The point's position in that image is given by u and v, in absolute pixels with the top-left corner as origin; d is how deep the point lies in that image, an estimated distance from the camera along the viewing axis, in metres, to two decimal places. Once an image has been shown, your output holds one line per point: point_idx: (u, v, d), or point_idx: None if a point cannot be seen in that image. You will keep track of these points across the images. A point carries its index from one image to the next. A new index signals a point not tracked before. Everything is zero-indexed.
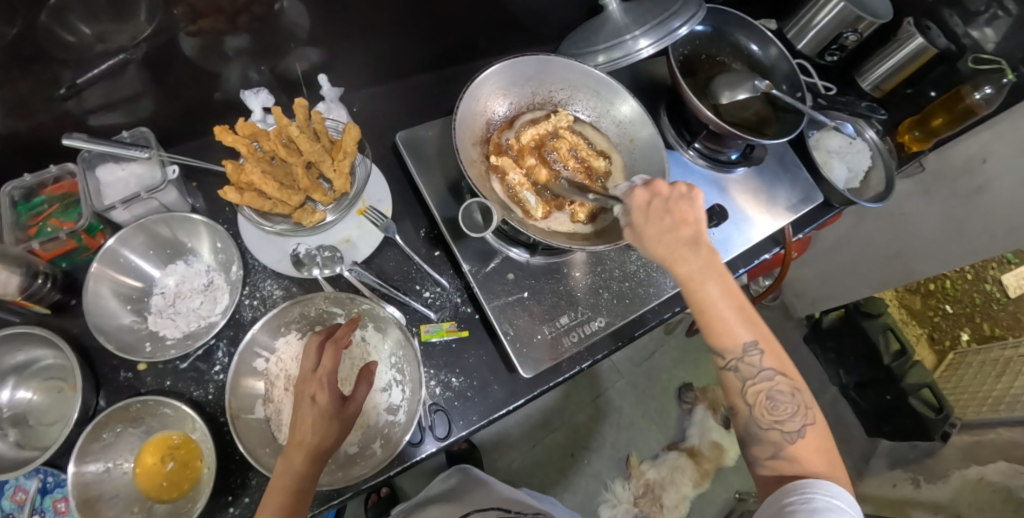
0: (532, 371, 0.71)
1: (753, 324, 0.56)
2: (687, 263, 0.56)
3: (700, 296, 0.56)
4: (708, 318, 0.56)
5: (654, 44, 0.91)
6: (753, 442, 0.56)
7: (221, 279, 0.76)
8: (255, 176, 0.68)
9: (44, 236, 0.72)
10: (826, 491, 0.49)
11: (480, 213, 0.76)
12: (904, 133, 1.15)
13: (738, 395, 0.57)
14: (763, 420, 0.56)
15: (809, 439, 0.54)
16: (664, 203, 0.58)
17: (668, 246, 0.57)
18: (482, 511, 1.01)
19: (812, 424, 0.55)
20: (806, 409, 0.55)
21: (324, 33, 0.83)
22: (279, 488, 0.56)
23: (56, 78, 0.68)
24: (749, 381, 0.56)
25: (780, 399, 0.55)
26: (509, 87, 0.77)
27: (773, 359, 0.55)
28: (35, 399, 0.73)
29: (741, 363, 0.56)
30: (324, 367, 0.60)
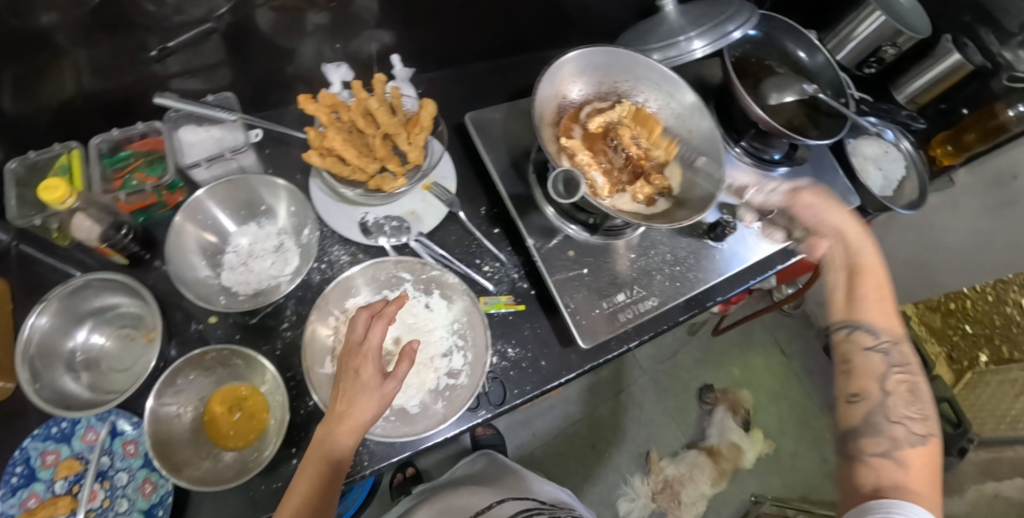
0: (591, 342, 0.74)
1: (891, 318, 0.67)
2: (864, 251, 0.71)
3: (861, 274, 0.70)
4: (853, 292, 0.69)
5: (708, 46, 0.94)
6: (868, 433, 0.61)
7: (291, 242, 0.79)
8: (338, 142, 0.71)
9: (129, 189, 0.75)
10: (911, 513, 0.52)
11: (561, 183, 0.73)
12: (938, 147, 1.20)
13: (869, 381, 0.64)
14: (892, 413, 0.61)
15: (924, 450, 0.59)
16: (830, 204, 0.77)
17: (861, 238, 0.72)
18: (517, 499, 1.00)
19: (931, 439, 0.60)
20: (930, 423, 0.61)
21: (398, 16, 0.87)
22: (316, 456, 0.57)
23: (148, 41, 0.72)
24: (885, 367, 0.64)
25: (916, 397, 0.62)
26: (580, 74, 0.80)
27: (907, 347, 0.65)
28: (107, 345, 0.76)
29: (889, 346, 0.65)
30: (370, 342, 0.60)
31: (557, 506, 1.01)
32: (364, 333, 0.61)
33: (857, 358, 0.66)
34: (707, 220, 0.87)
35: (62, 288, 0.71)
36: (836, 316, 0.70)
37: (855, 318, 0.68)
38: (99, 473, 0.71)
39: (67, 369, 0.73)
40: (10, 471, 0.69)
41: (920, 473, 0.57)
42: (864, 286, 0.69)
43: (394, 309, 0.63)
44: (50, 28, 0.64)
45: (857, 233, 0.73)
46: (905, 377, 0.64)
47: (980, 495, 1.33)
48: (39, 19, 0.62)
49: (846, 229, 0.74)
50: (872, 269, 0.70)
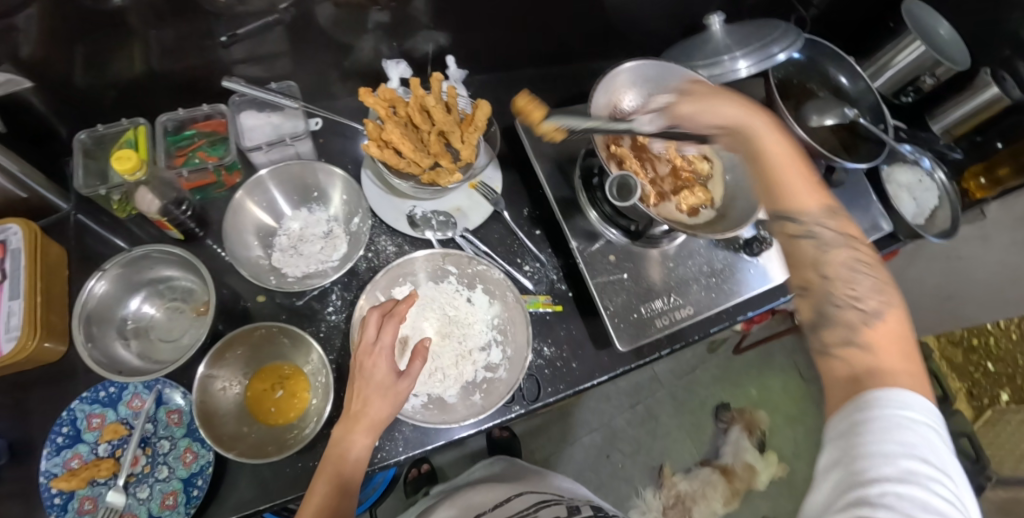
0: (628, 345, 0.76)
1: (816, 192, 0.56)
2: (770, 130, 0.59)
3: (765, 156, 0.58)
4: (784, 176, 0.57)
5: (753, 66, 0.96)
6: (826, 325, 0.52)
7: (340, 229, 0.82)
8: (395, 135, 0.74)
9: (191, 166, 0.78)
10: (894, 403, 0.44)
11: (614, 186, 0.75)
12: (970, 180, 1.18)
13: (809, 269, 0.55)
14: (839, 297, 0.52)
15: (886, 325, 0.50)
16: (700, 92, 0.65)
17: (719, 113, 0.62)
18: (536, 491, 1.02)
19: (894, 307, 0.51)
20: (886, 289, 0.52)
21: (455, 18, 0.90)
22: (331, 456, 0.59)
23: (219, 27, 0.75)
24: (823, 250, 0.54)
25: (859, 274, 0.53)
26: (632, 85, 0.82)
27: (848, 227, 0.55)
28: (157, 315, 0.79)
29: (817, 226, 0.55)
30: (384, 342, 0.63)
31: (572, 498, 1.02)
32: (377, 333, 0.64)
33: (788, 247, 0.56)
34: (743, 234, 0.87)
35: (118, 259, 0.73)
36: (771, 205, 0.57)
37: (789, 208, 0.56)
38: (143, 439, 0.73)
39: (118, 335, 0.75)
40: (56, 431, 0.72)
41: (889, 348, 0.48)
42: (782, 164, 0.58)
43: (405, 308, 0.66)
44: (123, 9, 0.67)
45: (708, 107, 0.62)
46: (841, 257, 0.54)
47: None
48: (112, 1, 0.65)
49: (686, 113, 0.64)
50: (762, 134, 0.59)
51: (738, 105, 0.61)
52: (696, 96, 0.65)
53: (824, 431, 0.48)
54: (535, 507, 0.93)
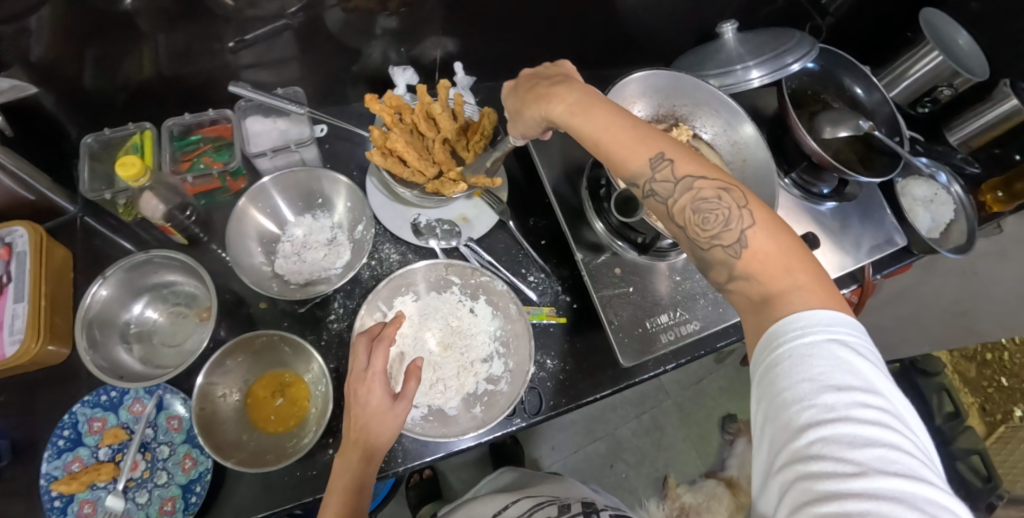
0: (632, 360, 0.74)
1: (652, 139, 0.53)
2: (561, 100, 0.56)
3: (579, 131, 0.55)
4: (605, 149, 0.55)
5: (766, 76, 0.95)
6: (708, 268, 0.52)
7: (344, 236, 0.81)
8: (399, 143, 0.73)
9: (195, 172, 0.77)
10: (797, 333, 0.44)
11: (621, 202, 0.75)
12: (988, 192, 1.15)
13: (670, 221, 0.54)
14: (701, 240, 0.51)
15: (755, 248, 0.48)
16: (527, 82, 0.61)
17: (535, 93, 0.59)
18: (530, 496, 1.02)
19: (757, 222, 0.49)
20: (739, 205, 0.50)
21: (463, 24, 0.89)
22: (338, 485, 0.59)
23: (226, 32, 0.75)
24: (669, 201, 0.52)
25: (706, 208, 0.51)
26: (641, 96, 0.83)
27: (686, 167, 0.52)
28: (159, 320, 0.79)
29: (654, 179, 0.53)
30: (376, 366, 0.61)
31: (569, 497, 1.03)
32: (369, 359, 0.63)
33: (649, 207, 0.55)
34: None
35: (122, 264, 0.73)
36: (619, 177, 0.56)
37: (631, 173, 0.55)
38: (143, 444, 0.73)
39: (121, 340, 0.75)
40: (58, 434, 0.72)
41: (770, 271, 0.47)
42: (604, 135, 0.54)
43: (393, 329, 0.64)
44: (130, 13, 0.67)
45: (529, 97, 0.59)
46: (691, 197, 0.52)
47: None
48: (120, 4, 0.65)
49: (516, 103, 0.61)
50: (586, 112, 0.55)
51: (542, 88, 0.58)
52: (524, 82, 0.61)
53: (751, 385, 0.47)
54: (531, 509, 0.94)
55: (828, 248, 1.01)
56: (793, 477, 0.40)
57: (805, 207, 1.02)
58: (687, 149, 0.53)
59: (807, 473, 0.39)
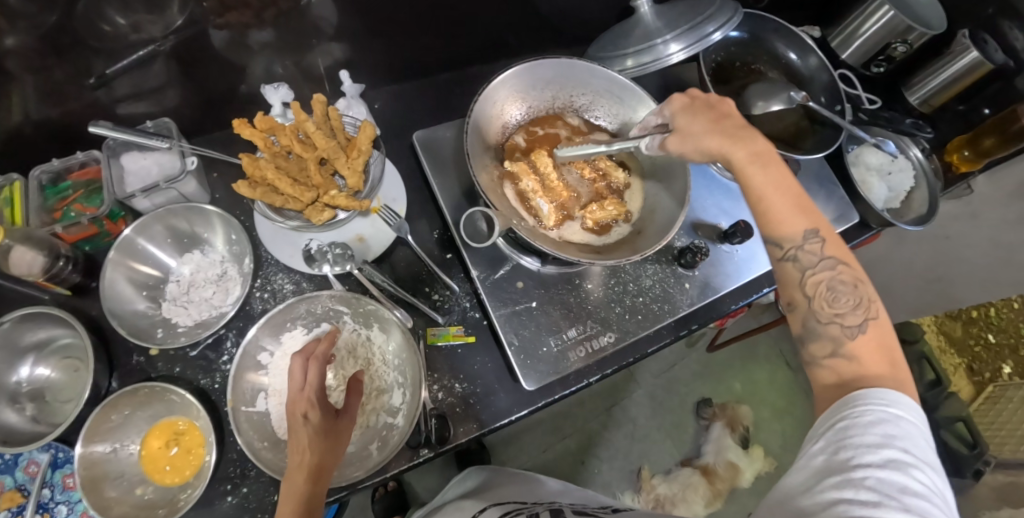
0: (535, 383, 0.72)
1: (809, 214, 0.56)
2: (743, 146, 0.57)
3: (755, 185, 0.56)
4: (765, 203, 0.56)
5: (686, 50, 0.83)
6: (811, 339, 0.54)
7: (234, 270, 0.78)
8: (269, 171, 0.69)
9: (67, 221, 0.73)
10: (881, 400, 0.46)
11: (484, 222, 0.77)
12: (953, 152, 1.01)
13: (797, 287, 0.56)
14: (822, 313, 0.54)
15: (869, 337, 0.51)
16: (703, 102, 0.61)
17: (717, 135, 0.58)
18: (499, 505, 0.86)
19: (876, 319, 0.52)
20: (868, 304, 0.53)
21: (350, 29, 0.82)
22: (284, 513, 0.54)
23: (88, 67, 0.68)
24: (810, 271, 0.55)
25: (840, 290, 0.54)
26: (528, 92, 0.77)
27: (836, 247, 0.54)
28: (52, 376, 0.75)
29: (799, 251, 0.55)
30: (310, 385, 0.60)
31: (540, 502, 0.87)
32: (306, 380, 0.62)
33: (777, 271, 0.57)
34: (678, 243, 0.82)
35: (17, 315, 0.70)
36: (766, 232, 0.57)
37: (779, 234, 0.56)
38: (40, 505, 0.71)
39: (10, 401, 0.71)
40: None
41: (873, 357, 0.50)
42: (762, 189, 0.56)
43: (327, 349, 0.64)
44: None
45: (699, 131, 0.59)
46: (829, 274, 0.55)
47: None
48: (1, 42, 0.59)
49: (689, 127, 0.60)
50: (754, 169, 0.56)
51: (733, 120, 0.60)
52: (703, 104, 0.62)
53: (810, 430, 0.50)
54: None
55: None
56: (836, 504, 0.42)
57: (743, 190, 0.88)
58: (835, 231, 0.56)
59: (850, 500, 0.41)
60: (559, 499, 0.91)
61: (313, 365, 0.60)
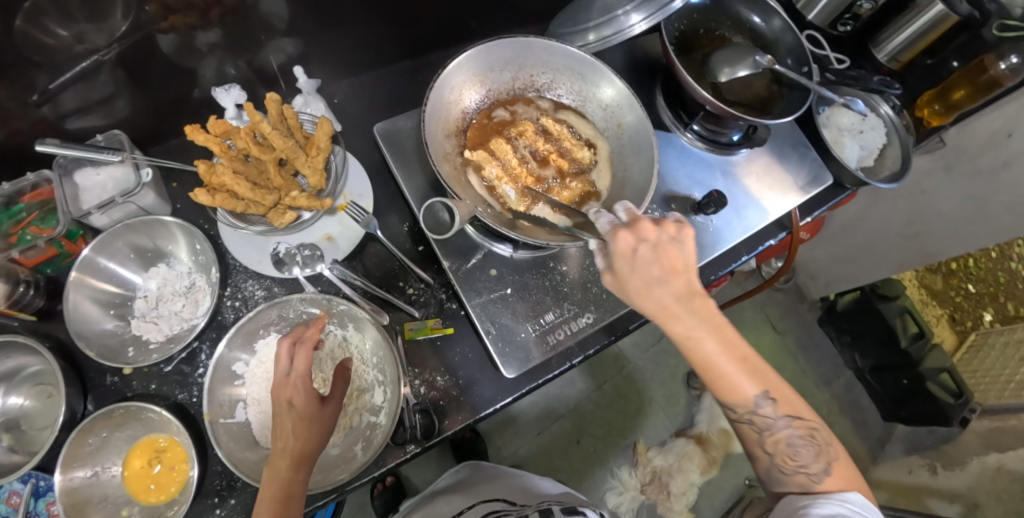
0: (515, 371, 0.71)
1: (758, 374, 0.56)
2: (681, 320, 0.54)
3: (700, 354, 0.55)
4: (713, 373, 0.55)
5: (647, 20, 0.81)
6: (778, 486, 0.57)
7: (202, 280, 0.77)
8: (226, 177, 0.67)
9: (24, 244, 0.70)
10: (841, 498, 0.52)
11: (445, 211, 0.76)
12: (923, 107, 1.01)
13: (757, 445, 0.57)
14: (785, 465, 0.56)
15: (835, 478, 0.54)
16: (653, 248, 0.55)
17: (658, 301, 0.54)
18: (485, 504, 0.88)
19: (837, 462, 0.55)
20: (827, 449, 0.55)
21: (301, 23, 0.79)
22: (265, 495, 0.55)
23: (30, 84, 0.65)
24: (767, 431, 0.56)
25: (799, 444, 0.56)
26: (485, 74, 0.75)
27: (787, 406, 0.56)
28: (26, 404, 0.73)
29: (754, 414, 0.56)
30: (299, 369, 0.60)
31: (530, 504, 0.87)
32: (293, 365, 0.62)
33: (734, 427, 0.58)
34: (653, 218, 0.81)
35: None
36: (718, 395, 0.56)
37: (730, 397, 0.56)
38: None
39: None
40: None
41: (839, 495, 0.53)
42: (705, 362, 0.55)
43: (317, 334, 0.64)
44: None
45: (641, 294, 0.55)
46: (786, 430, 0.56)
47: (983, 468, 1.22)
48: None
49: (629, 282, 0.55)
50: (699, 343, 0.54)
51: (677, 278, 0.55)
52: (647, 253, 0.55)
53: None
54: None
55: (774, 183, 0.94)
56: None
57: (716, 160, 0.93)
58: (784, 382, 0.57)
59: None
60: (553, 499, 0.90)
61: (301, 350, 0.60)
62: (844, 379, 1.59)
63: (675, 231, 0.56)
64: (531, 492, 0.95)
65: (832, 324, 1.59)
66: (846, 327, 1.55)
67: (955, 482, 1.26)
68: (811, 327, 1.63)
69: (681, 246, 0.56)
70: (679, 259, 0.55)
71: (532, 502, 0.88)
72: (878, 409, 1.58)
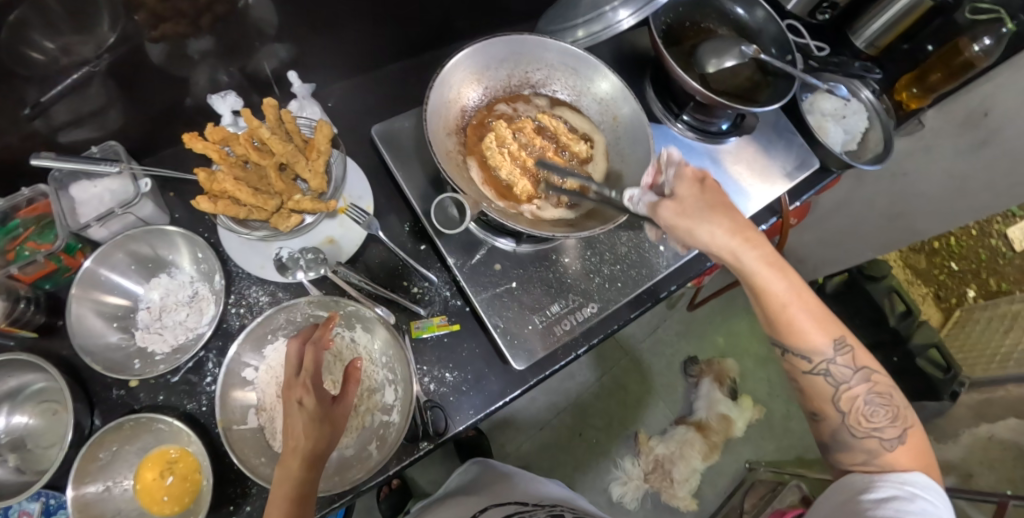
0: (524, 363, 0.72)
1: (830, 326, 0.60)
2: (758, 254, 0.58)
3: (770, 292, 0.58)
4: (787, 316, 0.59)
5: (635, 14, 0.83)
6: (843, 448, 0.62)
7: (205, 289, 0.76)
8: (227, 184, 0.67)
9: (22, 260, 0.69)
10: (898, 479, 0.56)
11: (454, 207, 0.75)
12: (902, 91, 1.05)
13: (832, 403, 0.61)
14: (858, 429, 0.60)
15: (905, 448, 0.59)
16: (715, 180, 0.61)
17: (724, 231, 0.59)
18: (500, 506, 0.89)
19: (911, 430, 0.60)
20: (901, 417, 0.60)
21: (293, 28, 0.79)
22: (279, 496, 0.55)
23: (21, 98, 0.64)
24: (842, 385, 0.60)
25: (876, 404, 0.60)
26: (482, 71, 0.76)
27: (865, 360, 0.60)
28: (31, 422, 0.72)
29: (829, 365, 0.60)
30: (307, 369, 0.61)
31: (542, 506, 0.90)
32: (301, 366, 0.62)
33: (805, 383, 0.62)
34: None
35: None
36: (790, 344, 0.60)
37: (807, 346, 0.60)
38: None
39: None
40: None
41: (906, 465, 0.58)
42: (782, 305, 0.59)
43: (324, 335, 0.64)
44: None
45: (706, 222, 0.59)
46: (863, 388, 0.60)
47: (975, 439, 1.27)
48: None
49: (690, 206, 0.59)
50: (770, 282, 0.58)
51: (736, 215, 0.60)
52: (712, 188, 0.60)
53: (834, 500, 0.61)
54: None
55: (762, 169, 0.96)
56: None
57: (706, 149, 0.95)
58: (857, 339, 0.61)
59: None
60: (564, 504, 0.93)
61: (309, 348, 0.61)
62: None
63: None
64: (542, 493, 0.97)
65: (821, 305, 1.62)
66: (836, 308, 1.56)
67: (950, 454, 1.32)
68: None
69: None
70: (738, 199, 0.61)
71: (544, 505, 0.90)
72: None
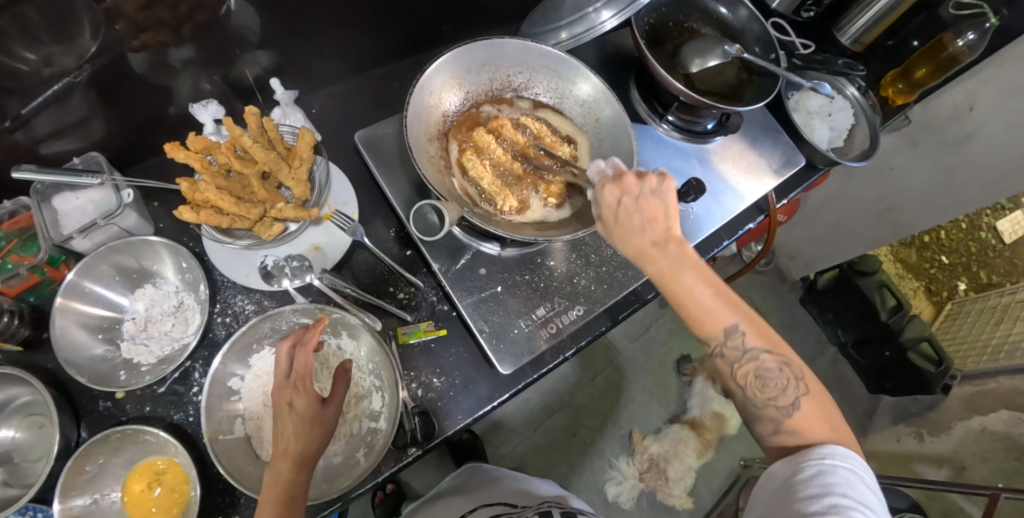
0: (511, 367, 0.72)
1: (734, 307, 0.56)
2: (657, 259, 0.56)
3: (675, 291, 0.56)
4: (689, 307, 0.56)
5: (617, 15, 0.83)
6: (754, 420, 0.57)
7: (190, 298, 0.76)
8: (210, 193, 0.67)
9: (5, 273, 0.69)
10: (820, 453, 0.51)
11: (434, 213, 0.76)
12: (887, 87, 1.03)
13: (730, 378, 0.57)
14: (757, 400, 0.56)
15: (807, 410, 0.54)
16: (634, 199, 0.56)
17: (637, 245, 0.56)
18: (487, 508, 0.89)
19: (808, 395, 0.55)
20: (797, 381, 0.55)
21: (275, 35, 0.79)
22: (270, 498, 0.55)
23: (2, 110, 0.64)
24: (737, 365, 0.56)
25: (768, 378, 0.55)
26: (463, 76, 0.76)
27: (756, 339, 0.55)
28: (18, 437, 0.72)
29: (725, 347, 0.56)
30: (297, 372, 0.60)
31: (530, 505, 0.89)
32: (291, 368, 0.62)
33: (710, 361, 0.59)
34: None
35: None
36: (693, 328, 0.57)
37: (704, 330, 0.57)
38: None
39: None
40: None
41: (813, 429, 0.53)
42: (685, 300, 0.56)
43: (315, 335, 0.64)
44: None
45: (622, 237, 0.57)
46: (756, 362, 0.56)
47: (966, 431, 1.26)
48: None
49: (614, 230, 0.58)
50: (676, 280, 0.55)
51: (657, 226, 0.56)
52: (628, 199, 0.57)
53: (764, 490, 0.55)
54: None
55: (749, 167, 0.97)
56: None
57: (691, 149, 0.95)
58: (757, 319, 0.56)
59: None
60: (554, 499, 0.93)
61: (299, 351, 0.60)
62: (828, 355, 1.64)
63: (660, 181, 0.57)
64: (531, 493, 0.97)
65: (814, 302, 1.62)
66: (828, 303, 1.58)
67: (941, 447, 1.29)
68: (794, 306, 1.67)
69: (662, 195, 0.56)
70: (661, 208, 0.56)
71: (533, 503, 0.90)
72: (863, 382, 1.62)
